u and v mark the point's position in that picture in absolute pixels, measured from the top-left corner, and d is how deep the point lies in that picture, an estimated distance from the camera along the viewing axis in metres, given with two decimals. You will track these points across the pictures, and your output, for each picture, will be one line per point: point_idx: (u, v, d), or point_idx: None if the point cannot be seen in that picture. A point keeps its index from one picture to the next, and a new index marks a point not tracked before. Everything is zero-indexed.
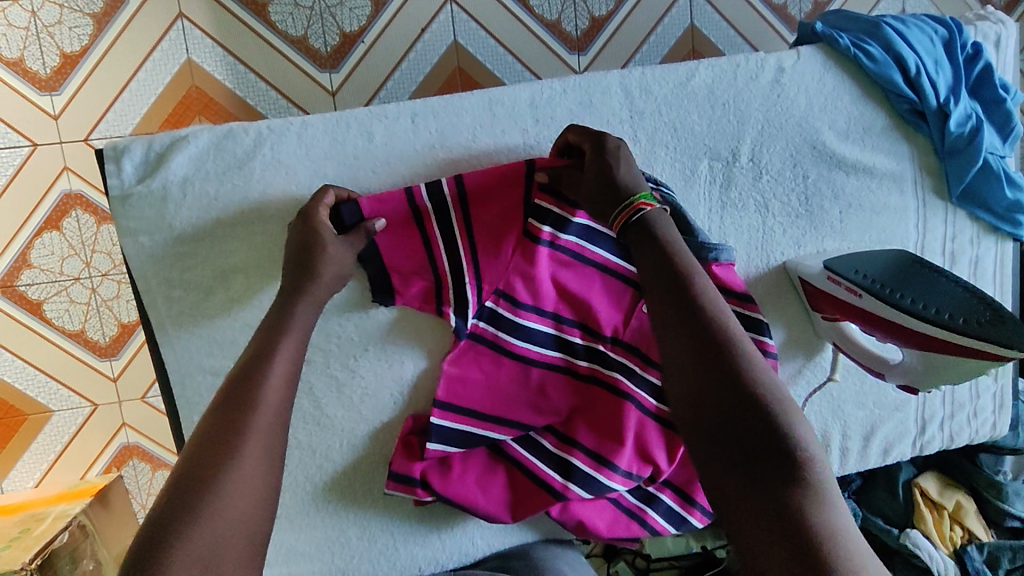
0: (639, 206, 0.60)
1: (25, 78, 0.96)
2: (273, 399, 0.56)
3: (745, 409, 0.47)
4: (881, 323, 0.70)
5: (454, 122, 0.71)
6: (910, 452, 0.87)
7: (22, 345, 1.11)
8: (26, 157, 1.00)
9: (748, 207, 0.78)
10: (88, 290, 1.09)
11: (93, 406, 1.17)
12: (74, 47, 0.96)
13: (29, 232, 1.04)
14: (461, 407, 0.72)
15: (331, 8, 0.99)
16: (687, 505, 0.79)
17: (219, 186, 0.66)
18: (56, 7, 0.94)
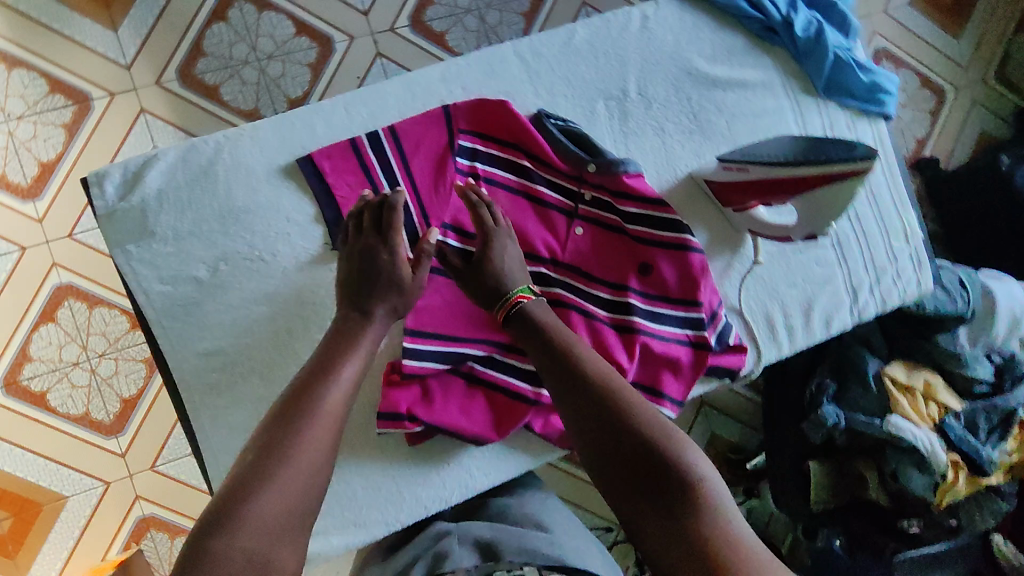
0: (516, 300, 0.78)
1: (9, 191, 1.19)
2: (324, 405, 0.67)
3: (633, 451, 0.64)
4: (765, 188, 0.83)
5: (381, 105, 0.84)
6: (850, 321, 0.96)
7: (26, 437, 1.21)
8: (16, 261, 1.20)
9: (647, 132, 0.91)
10: (87, 372, 1.23)
11: (106, 483, 1.23)
12: (49, 155, 1.21)
13: (27, 328, 1.21)
14: (431, 331, 0.82)
15: (275, 79, 1.27)
16: (657, 398, 0.88)
17: (190, 191, 0.77)
18: (30, 124, 1.20)
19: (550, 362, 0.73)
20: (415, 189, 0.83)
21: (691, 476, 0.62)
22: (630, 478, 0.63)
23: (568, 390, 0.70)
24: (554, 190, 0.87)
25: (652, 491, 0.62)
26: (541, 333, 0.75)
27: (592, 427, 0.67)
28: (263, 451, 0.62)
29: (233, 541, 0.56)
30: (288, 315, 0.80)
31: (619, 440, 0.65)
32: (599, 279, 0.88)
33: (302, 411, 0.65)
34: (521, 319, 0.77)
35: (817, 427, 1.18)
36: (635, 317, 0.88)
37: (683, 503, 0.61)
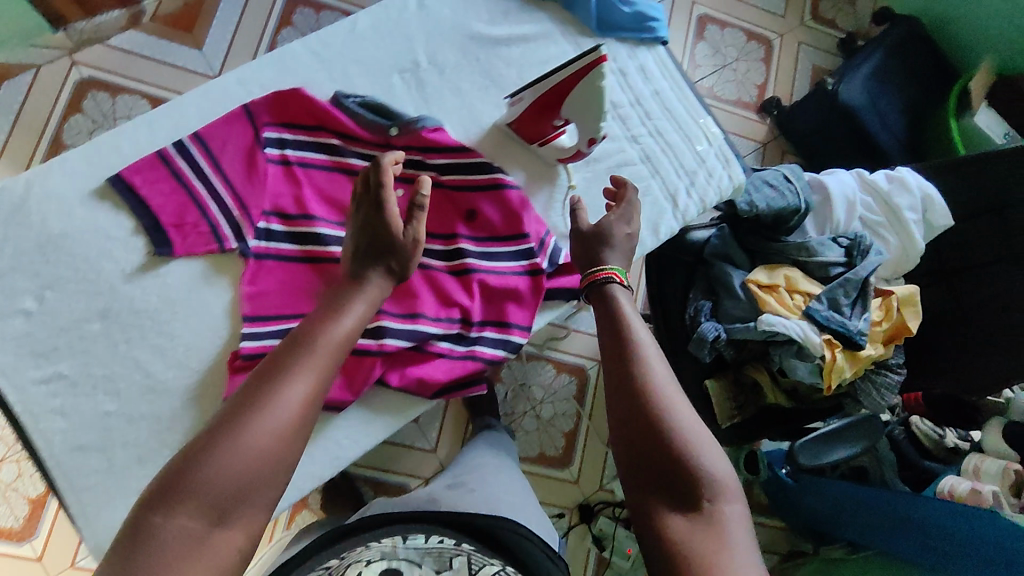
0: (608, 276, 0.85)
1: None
2: (299, 393, 0.65)
3: (660, 451, 0.69)
4: (540, 105, 0.92)
5: (182, 117, 0.90)
6: (676, 225, 1.03)
7: None
8: None
9: (444, 94, 0.99)
10: None
11: None
12: None
13: None
14: (269, 314, 0.86)
15: None
16: (505, 328, 0.92)
17: (6, 228, 0.81)
18: None
19: (610, 351, 0.79)
20: (229, 184, 0.88)
21: (704, 488, 0.67)
22: (647, 467, 0.70)
23: (619, 381, 0.76)
24: (367, 160, 0.94)
25: (661, 489, 0.68)
26: (612, 323, 0.81)
27: (628, 416, 0.73)
28: (228, 417, 0.61)
29: (174, 513, 0.55)
30: (122, 327, 0.84)
31: (649, 434, 0.71)
32: (427, 233, 0.93)
33: (276, 379, 0.65)
34: (603, 298, 0.84)
35: (701, 345, 1.22)
36: (468, 259, 0.93)
37: (688, 506, 0.67)
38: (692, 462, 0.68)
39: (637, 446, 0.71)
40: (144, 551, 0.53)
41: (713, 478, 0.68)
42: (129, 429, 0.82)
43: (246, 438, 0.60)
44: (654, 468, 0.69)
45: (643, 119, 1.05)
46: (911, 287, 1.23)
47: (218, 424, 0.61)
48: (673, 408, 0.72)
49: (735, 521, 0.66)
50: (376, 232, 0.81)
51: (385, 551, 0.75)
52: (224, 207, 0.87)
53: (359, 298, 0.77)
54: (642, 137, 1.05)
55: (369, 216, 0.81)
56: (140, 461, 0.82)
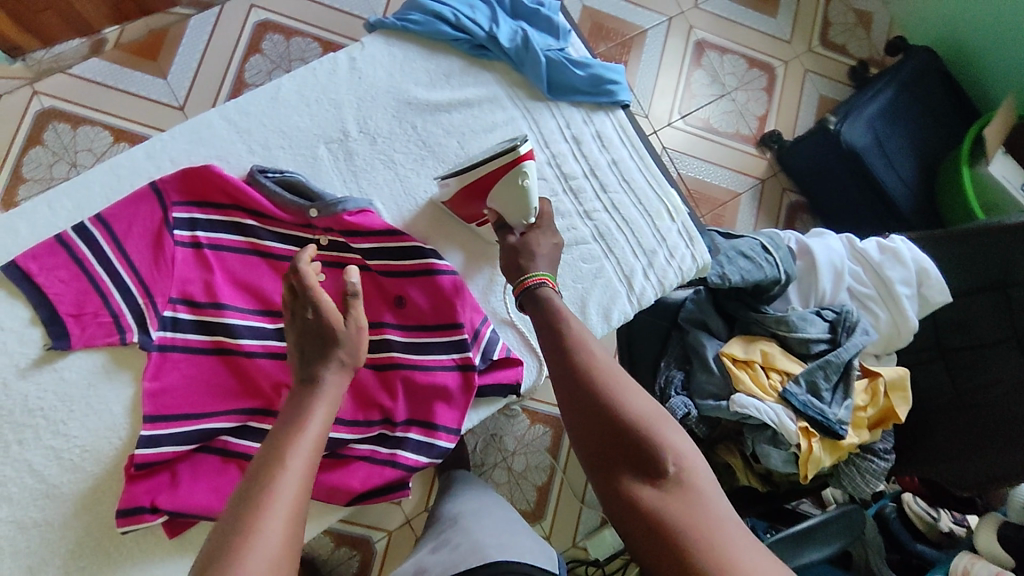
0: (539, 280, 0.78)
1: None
2: (295, 487, 0.62)
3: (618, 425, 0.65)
4: (468, 193, 0.86)
5: (86, 196, 0.84)
6: (631, 309, 0.94)
7: None
8: None
9: (375, 166, 0.91)
10: None
11: None
12: None
13: None
14: (172, 413, 0.80)
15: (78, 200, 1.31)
16: (431, 431, 0.84)
17: None
18: None
19: (548, 345, 0.73)
20: (133, 269, 0.82)
21: (665, 456, 0.64)
22: (611, 456, 0.65)
23: (563, 374, 0.70)
24: (285, 241, 0.87)
25: (628, 469, 0.64)
26: (546, 318, 0.75)
27: (581, 411, 0.67)
28: (214, 556, 0.56)
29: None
30: (16, 426, 0.78)
31: (607, 422, 0.66)
32: None
33: (255, 499, 0.60)
34: (536, 299, 0.76)
35: None
36: (393, 352, 0.85)
37: (654, 472, 0.63)
38: (653, 435, 0.65)
39: (595, 428, 0.66)
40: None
41: (676, 446, 0.64)
42: (18, 536, 0.75)
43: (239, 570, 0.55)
44: (619, 455, 0.65)
45: (598, 193, 0.96)
46: (901, 369, 1.13)
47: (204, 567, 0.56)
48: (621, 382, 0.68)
49: (706, 481, 0.64)
50: (316, 330, 0.76)
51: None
52: (127, 294, 0.81)
53: (319, 404, 0.71)
54: (595, 212, 0.96)
55: (304, 320, 0.76)
56: (29, 571, 0.75)
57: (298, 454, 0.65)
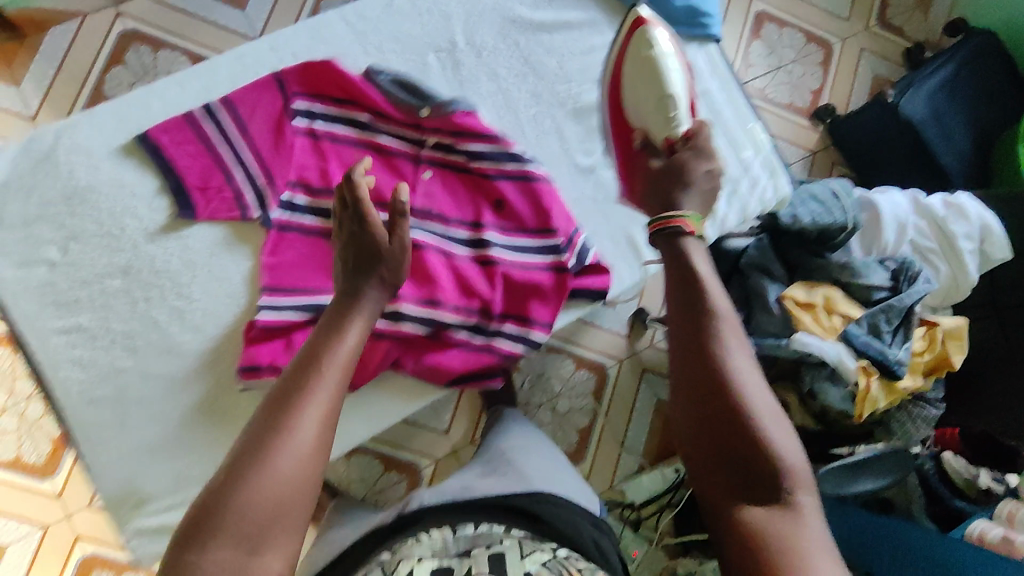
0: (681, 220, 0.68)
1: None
2: (324, 419, 0.58)
3: (731, 411, 0.59)
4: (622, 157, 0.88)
5: (212, 79, 0.87)
6: (712, 232, 0.97)
7: None
8: None
9: (480, 79, 0.94)
10: (16, 417, 1.32)
11: (43, 530, 1.28)
12: None
13: None
14: (288, 286, 0.84)
15: None
16: (526, 324, 0.89)
17: (35, 178, 0.81)
18: None
19: (674, 306, 0.64)
20: (256, 151, 0.86)
21: (782, 474, 0.57)
22: (720, 451, 0.59)
23: (688, 345, 0.61)
24: (396, 139, 0.91)
25: (735, 475, 0.58)
26: (679, 273, 0.65)
27: (698, 390, 0.60)
28: (245, 447, 0.55)
29: (205, 554, 0.50)
30: (143, 285, 0.82)
31: (726, 412, 0.59)
32: (453, 220, 0.91)
33: (283, 422, 0.56)
34: (673, 249, 0.66)
35: None
36: (492, 249, 0.90)
37: (760, 472, 0.57)
38: (767, 441, 0.58)
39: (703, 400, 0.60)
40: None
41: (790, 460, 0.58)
42: (144, 386, 0.80)
43: (266, 468, 0.54)
44: (729, 452, 0.58)
45: None
46: (959, 320, 1.17)
47: (238, 453, 0.55)
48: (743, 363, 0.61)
49: (812, 505, 0.58)
50: (360, 243, 0.75)
51: (435, 550, 0.73)
52: (249, 174, 0.85)
53: (364, 307, 0.70)
54: None
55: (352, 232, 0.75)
56: (153, 419, 0.80)
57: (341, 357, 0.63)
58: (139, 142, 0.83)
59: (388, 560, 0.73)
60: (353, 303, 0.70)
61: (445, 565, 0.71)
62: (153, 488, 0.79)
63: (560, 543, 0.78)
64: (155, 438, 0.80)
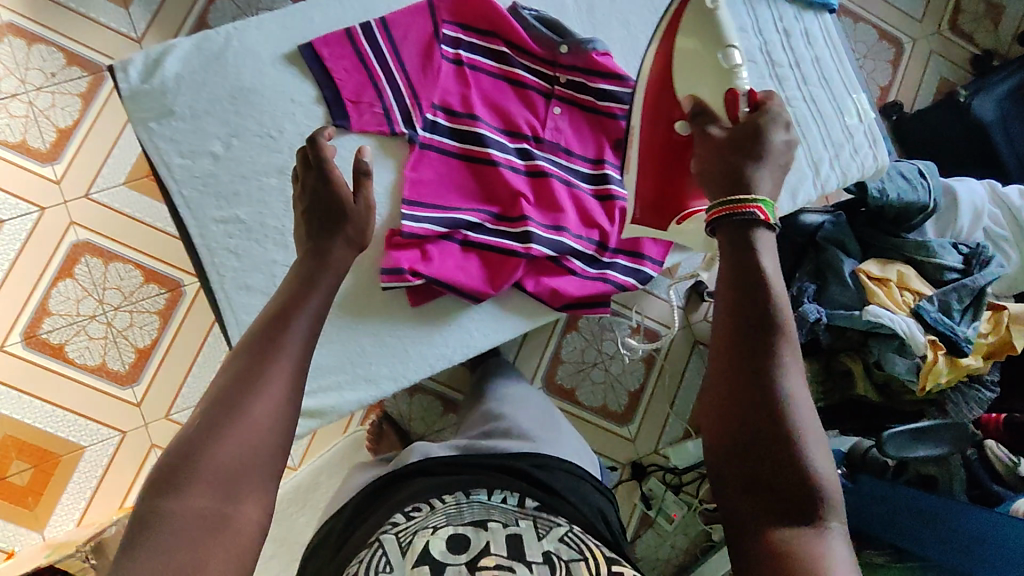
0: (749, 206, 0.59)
1: (29, 155, 1.46)
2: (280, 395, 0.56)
3: (766, 412, 0.54)
4: (663, 148, 0.79)
5: (370, 1, 0.93)
6: (814, 194, 1.04)
7: (53, 392, 1.43)
8: (36, 220, 1.46)
9: (613, 24, 1.00)
10: (104, 325, 1.46)
11: (121, 433, 1.44)
12: (67, 121, 1.48)
13: (47, 282, 1.45)
14: (426, 201, 0.90)
15: None
16: (638, 259, 0.95)
17: (204, 74, 0.86)
18: (49, 94, 1.48)
19: (724, 281, 0.58)
20: (406, 73, 0.92)
21: (811, 494, 0.52)
22: (743, 462, 0.54)
23: (741, 343, 0.56)
24: (532, 74, 0.96)
25: (761, 492, 0.53)
26: (736, 259, 0.58)
27: (733, 392, 0.55)
28: (220, 400, 0.54)
29: (182, 502, 0.50)
30: None
31: (762, 423, 0.53)
32: (577, 156, 0.96)
33: (241, 399, 0.55)
34: (736, 238, 0.59)
35: (801, 323, 1.25)
36: (612, 186, 0.96)
37: (789, 487, 0.53)
38: (800, 450, 0.53)
39: (735, 397, 0.55)
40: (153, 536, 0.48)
41: (823, 482, 0.53)
42: None
43: (240, 420, 0.54)
44: (751, 464, 0.54)
45: (800, 83, 1.05)
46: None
47: (211, 404, 0.54)
48: (786, 364, 0.55)
49: (839, 530, 0.53)
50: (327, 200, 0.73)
51: (450, 516, 0.72)
52: (399, 92, 0.91)
53: (331, 270, 0.69)
54: (795, 100, 1.05)
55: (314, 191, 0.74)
56: None
57: (299, 324, 0.61)
58: (303, 53, 0.89)
59: (401, 531, 0.70)
60: (324, 261, 0.69)
61: (462, 533, 0.69)
62: None
63: (565, 516, 0.77)
64: None
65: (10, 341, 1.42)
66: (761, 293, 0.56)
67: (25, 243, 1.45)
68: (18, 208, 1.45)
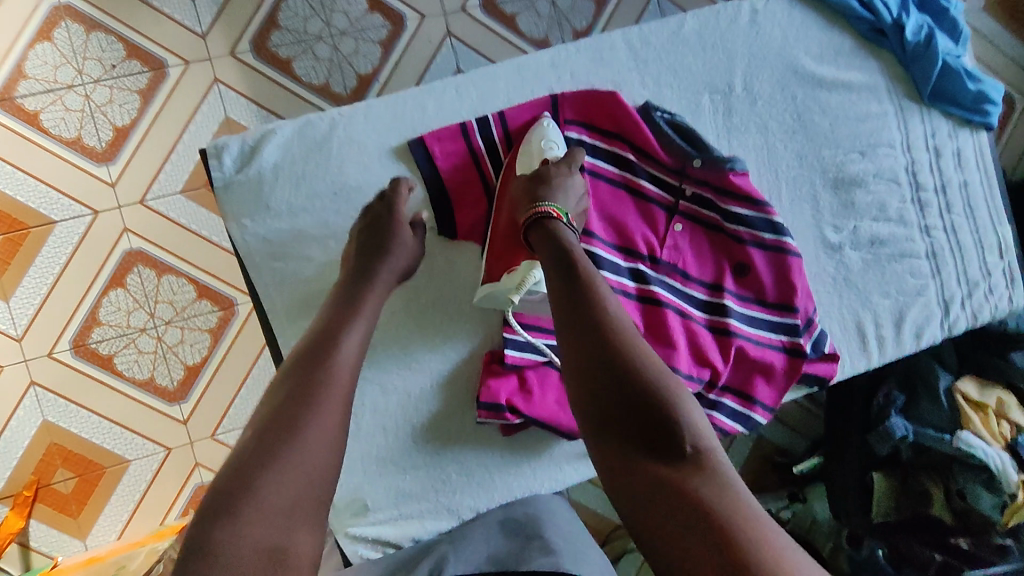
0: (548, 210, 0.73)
1: (83, 154, 1.31)
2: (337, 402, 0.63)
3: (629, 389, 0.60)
4: (506, 220, 0.80)
5: (491, 88, 0.83)
6: (940, 334, 0.97)
7: (102, 404, 1.37)
8: (88, 224, 1.33)
9: (749, 129, 0.89)
10: (155, 339, 1.37)
11: (167, 449, 1.39)
12: (124, 120, 1.32)
13: (98, 290, 1.34)
14: (530, 324, 0.83)
15: (347, 57, 1.35)
16: (748, 403, 0.89)
17: (304, 166, 0.78)
18: (106, 89, 1.31)
19: (562, 298, 0.68)
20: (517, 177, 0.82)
21: (681, 428, 0.58)
22: (617, 423, 0.60)
23: (578, 328, 0.65)
24: (656, 184, 0.86)
25: (640, 442, 0.58)
26: (556, 254, 0.71)
27: (585, 371, 0.63)
28: (280, 419, 0.59)
29: (238, 530, 0.52)
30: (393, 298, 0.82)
31: (617, 385, 0.61)
32: (694, 280, 0.88)
33: (300, 399, 0.61)
34: (546, 233, 0.72)
35: (885, 441, 1.22)
36: (730, 319, 0.88)
37: (670, 447, 0.57)
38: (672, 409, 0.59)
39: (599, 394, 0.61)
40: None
41: (691, 418, 0.59)
42: (381, 399, 0.82)
43: (295, 446, 0.58)
44: (623, 421, 0.60)
45: (942, 210, 0.97)
46: None
47: (266, 421, 0.60)
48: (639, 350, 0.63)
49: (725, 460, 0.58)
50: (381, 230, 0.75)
51: None
52: None
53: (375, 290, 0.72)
54: (935, 230, 0.97)
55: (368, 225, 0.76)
56: (384, 431, 0.82)
57: (349, 345, 0.67)
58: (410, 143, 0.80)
59: None
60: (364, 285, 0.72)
61: None
62: (376, 498, 0.82)
63: None
64: (383, 450, 0.83)
65: (58, 349, 1.34)
66: (580, 273, 0.69)
67: (77, 247, 1.33)
68: (68, 209, 1.32)
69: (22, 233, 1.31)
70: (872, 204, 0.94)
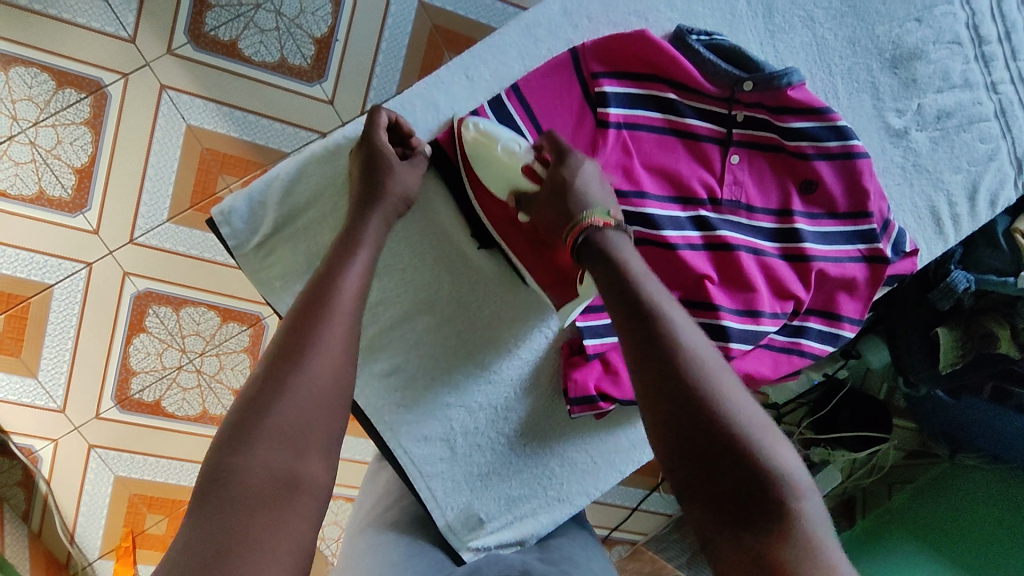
0: (586, 224, 0.65)
1: (53, 207, 1.01)
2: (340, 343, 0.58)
3: (704, 423, 0.51)
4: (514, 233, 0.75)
5: (503, 60, 0.78)
6: (1016, 193, 0.90)
7: (163, 446, 1.21)
8: (86, 277, 1.06)
9: (795, 26, 0.82)
10: (195, 372, 1.17)
11: None
12: (82, 159, 0.99)
13: (120, 341, 1.11)
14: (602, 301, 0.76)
15: (295, 20, 0.99)
16: (835, 322, 0.82)
17: (323, 208, 0.75)
18: (50, 129, 0.96)
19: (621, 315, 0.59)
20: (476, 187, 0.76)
21: (768, 478, 0.49)
22: (694, 474, 0.51)
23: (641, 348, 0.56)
24: (704, 119, 0.79)
25: (714, 487, 0.50)
26: (607, 270, 0.61)
27: (660, 410, 0.53)
28: (282, 349, 0.57)
29: (251, 455, 0.51)
30: (452, 316, 0.78)
31: (702, 439, 0.51)
32: (760, 210, 0.81)
33: (296, 350, 0.57)
34: (594, 248, 0.63)
35: (944, 296, 1.00)
36: (806, 243, 0.80)
37: (752, 501, 0.49)
38: (757, 452, 0.50)
39: (672, 424, 0.52)
40: (247, 505, 0.49)
41: (782, 468, 0.50)
42: (470, 419, 0.79)
43: (308, 373, 0.56)
44: (701, 475, 0.51)
45: (1008, 61, 0.88)
46: None
47: (277, 350, 0.57)
48: (717, 376, 0.54)
49: (817, 518, 0.49)
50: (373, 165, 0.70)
51: None
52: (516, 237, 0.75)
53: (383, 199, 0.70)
54: (1003, 85, 0.88)
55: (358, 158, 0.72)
56: (480, 447, 0.80)
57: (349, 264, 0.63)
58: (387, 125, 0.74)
59: None
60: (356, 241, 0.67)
61: None
62: (489, 511, 0.81)
63: None
64: (483, 464, 0.80)
65: (103, 409, 1.15)
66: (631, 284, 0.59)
67: (86, 306, 1.08)
68: (54, 268, 1.04)
69: (22, 306, 1.05)
70: (935, 74, 0.86)
